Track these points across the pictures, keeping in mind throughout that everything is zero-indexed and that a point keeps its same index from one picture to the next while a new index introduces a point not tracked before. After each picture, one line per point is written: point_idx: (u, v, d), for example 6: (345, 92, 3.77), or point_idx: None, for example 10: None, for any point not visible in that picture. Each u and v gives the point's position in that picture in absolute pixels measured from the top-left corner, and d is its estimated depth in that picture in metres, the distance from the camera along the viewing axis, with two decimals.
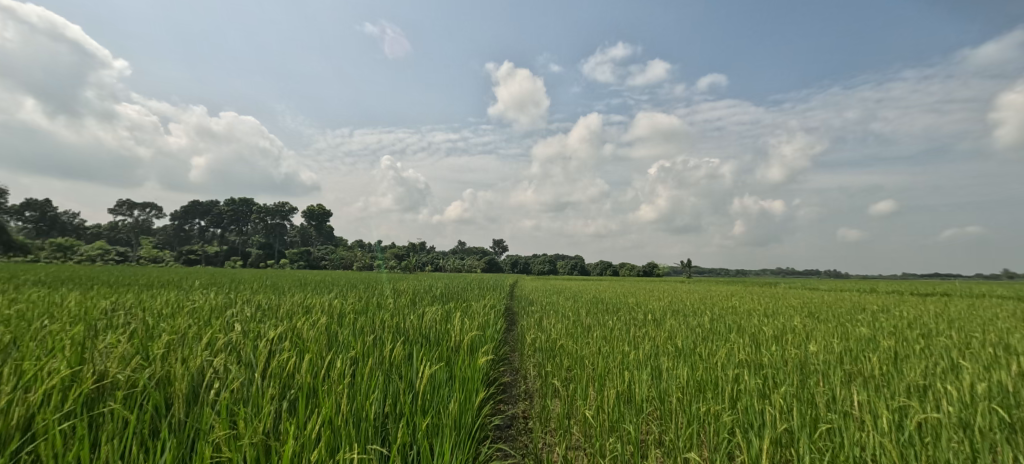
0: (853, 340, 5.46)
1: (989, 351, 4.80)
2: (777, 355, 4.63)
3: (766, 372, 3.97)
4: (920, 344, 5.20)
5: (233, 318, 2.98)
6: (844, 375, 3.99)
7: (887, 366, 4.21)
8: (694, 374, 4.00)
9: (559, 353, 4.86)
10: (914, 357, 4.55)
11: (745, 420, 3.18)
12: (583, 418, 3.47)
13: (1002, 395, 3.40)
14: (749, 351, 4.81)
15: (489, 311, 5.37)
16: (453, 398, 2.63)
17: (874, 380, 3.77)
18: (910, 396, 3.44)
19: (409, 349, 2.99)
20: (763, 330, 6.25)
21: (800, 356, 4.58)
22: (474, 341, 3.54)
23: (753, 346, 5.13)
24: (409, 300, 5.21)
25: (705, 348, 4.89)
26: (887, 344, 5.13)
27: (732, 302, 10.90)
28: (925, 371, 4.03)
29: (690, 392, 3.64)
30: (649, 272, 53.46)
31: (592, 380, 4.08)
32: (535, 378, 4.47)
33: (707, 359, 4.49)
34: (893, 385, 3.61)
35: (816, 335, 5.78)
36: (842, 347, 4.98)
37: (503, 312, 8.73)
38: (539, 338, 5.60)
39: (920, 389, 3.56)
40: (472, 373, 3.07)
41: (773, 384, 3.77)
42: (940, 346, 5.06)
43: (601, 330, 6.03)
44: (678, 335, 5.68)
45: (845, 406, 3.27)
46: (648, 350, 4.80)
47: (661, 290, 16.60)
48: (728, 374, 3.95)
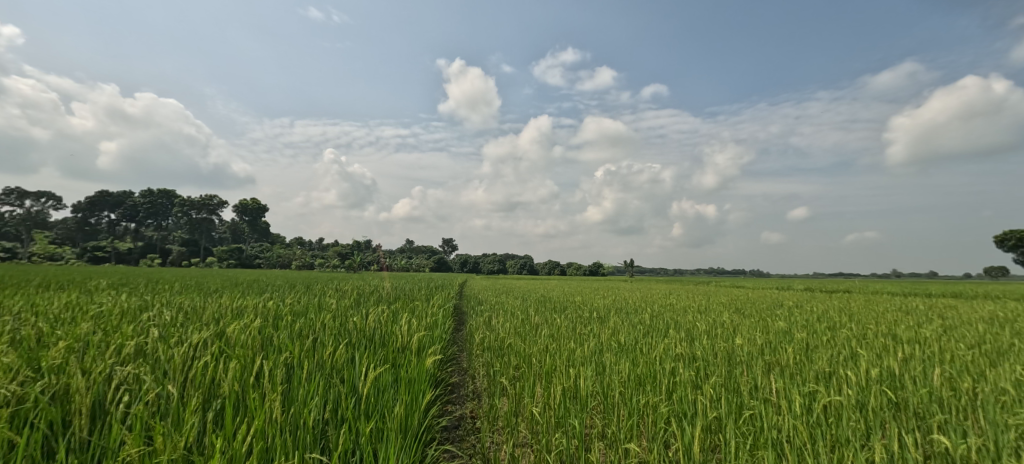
0: (774, 333, 5.78)
1: (883, 340, 5.22)
2: (707, 347, 4.83)
3: (699, 365, 4.11)
4: (827, 335, 5.59)
5: (148, 323, 2.71)
6: (765, 365, 4.20)
7: (800, 355, 4.49)
8: (635, 368, 4.08)
9: (506, 352, 4.84)
10: (822, 347, 4.89)
11: (680, 410, 3.27)
12: (529, 415, 3.46)
13: (890, 378, 3.69)
14: (684, 345, 4.99)
15: (436, 311, 5.26)
16: (399, 401, 2.54)
17: (789, 368, 4.00)
18: (818, 381, 3.68)
19: (351, 350, 2.86)
20: (697, 325, 6.49)
21: (727, 348, 4.81)
22: (421, 341, 3.45)
23: (687, 340, 5.31)
24: (352, 300, 4.99)
25: (645, 344, 5.02)
26: (800, 335, 5.47)
27: (670, 300, 11.28)
28: (830, 359, 4.32)
29: (631, 385, 3.71)
30: (594, 272, 54.74)
31: (538, 377, 4.08)
32: (483, 376, 4.42)
33: (647, 354, 4.61)
34: (805, 373, 3.85)
35: (741, 329, 6.08)
36: (763, 340, 5.26)
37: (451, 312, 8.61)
38: (488, 337, 5.55)
39: (826, 376, 3.82)
40: (418, 373, 2.98)
41: (704, 375, 3.91)
42: (844, 336, 5.46)
43: (548, 328, 6.05)
44: (620, 332, 5.80)
45: (765, 393, 3.44)
46: (592, 347, 4.87)
47: (604, 290, 16.89)
48: (665, 367, 4.06)
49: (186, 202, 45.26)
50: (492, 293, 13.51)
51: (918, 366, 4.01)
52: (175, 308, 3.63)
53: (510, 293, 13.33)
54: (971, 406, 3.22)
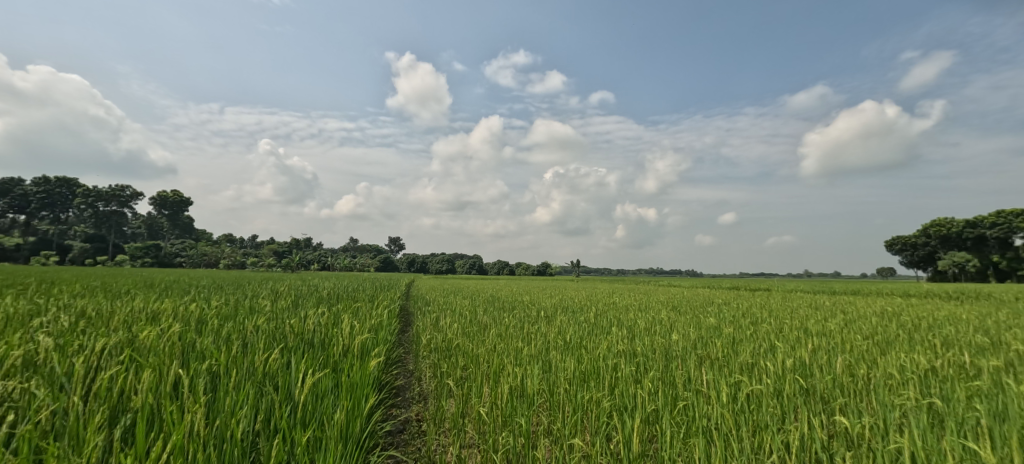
0: (705, 328, 6.03)
1: (797, 333, 5.58)
2: (645, 344, 4.96)
3: (639, 361, 4.20)
4: (750, 329, 5.91)
5: (41, 331, 2.42)
6: (697, 358, 4.36)
7: (727, 348, 4.71)
8: (580, 365, 4.11)
9: (454, 352, 4.74)
10: (745, 340, 5.15)
11: (621, 404, 3.31)
12: (476, 416, 3.40)
13: (802, 367, 3.94)
14: (626, 342, 5.09)
15: (380, 311, 5.08)
16: (339, 407, 2.41)
17: (718, 361, 4.18)
18: (743, 372, 3.86)
19: (286, 355, 2.68)
20: (637, 323, 6.67)
21: (664, 344, 4.95)
22: (365, 343, 3.31)
23: (628, 337, 5.43)
24: (289, 302, 4.71)
25: (590, 341, 5.08)
26: (727, 330, 5.75)
27: (612, 299, 11.55)
28: (753, 351, 4.57)
29: (576, 382, 3.72)
30: (542, 272, 55.38)
31: (486, 377, 4.02)
32: (429, 378, 4.31)
33: (591, 351, 4.67)
34: (731, 365, 4.03)
35: (677, 326, 6.30)
36: (695, 335, 5.48)
37: (397, 313, 8.39)
38: (435, 338, 5.43)
39: (750, 367, 4.03)
40: (360, 377, 2.84)
41: (644, 370, 4.00)
42: (765, 330, 5.79)
43: (496, 328, 6.01)
44: (566, 331, 5.85)
45: (697, 385, 3.56)
46: (538, 345, 4.88)
47: (549, 290, 17.05)
48: (607, 364, 4.11)
49: (97, 194, 41.71)
50: (440, 293, 13.32)
51: (824, 355, 4.31)
52: (79, 313, 3.27)
53: (460, 293, 13.21)
54: (865, 389, 3.50)
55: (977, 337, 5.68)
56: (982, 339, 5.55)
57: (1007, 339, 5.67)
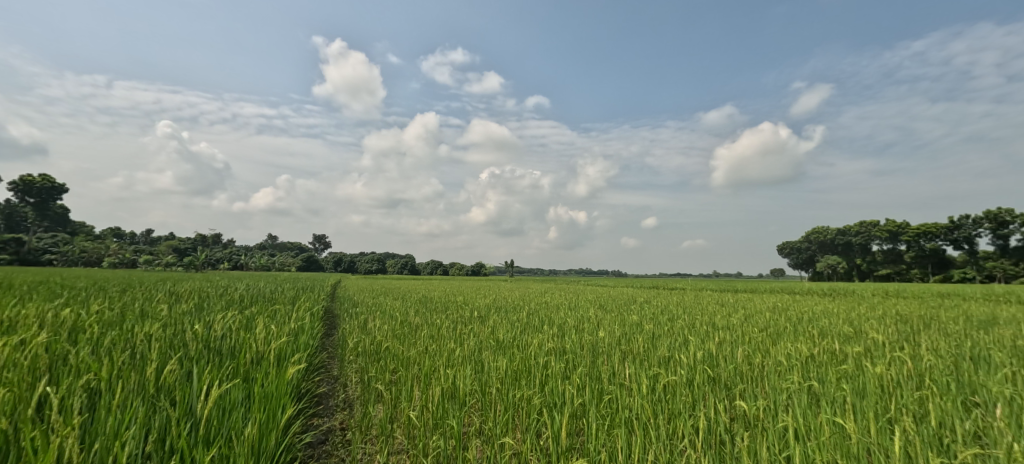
0: (628, 326, 6.22)
1: (706, 328, 5.91)
2: (574, 341, 5.01)
3: (568, 357, 4.23)
4: (668, 325, 6.19)
5: None
6: (620, 353, 4.48)
7: (648, 343, 4.87)
8: (512, 364, 4.06)
9: (383, 356, 4.52)
10: (664, 336, 5.37)
11: (551, 401, 3.29)
12: (406, 420, 3.24)
13: (711, 359, 4.16)
14: (555, 340, 5.13)
15: (301, 314, 4.75)
16: (250, 420, 2.18)
17: (638, 355, 4.31)
18: (661, 365, 4.01)
19: (187, 364, 2.40)
20: (568, 321, 6.75)
21: (591, 341, 5.02)
22: (282, 349, 3.05)
23: (559, 335, 5.48)
24: (191, 306, 4.27)
25: (520, 340, 5.07)
26: (647, 326, 5.98)
27: (543, 298, 11.66)
28: (670, 345, 4.77)
29: (507, 381, 3.66)
30: (475, 272, 55.29)
31: (417, 380, 3.86)
32: (355, 384, 4.07)
33: (523, 350, 4.64)
34: (651, 359, 4.18)
35: (603, 323, 6.45)
36: (618, 332, 5.64)
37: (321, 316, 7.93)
38: (363, 341, 5.17)
39: (666, 360, 4.19)
40: (277, 386, 2.60)
41: (572, 367, 4.03)
42: (680, 326, 6.07)
43: (428, 329, 5.84)
44: (500, 330, 5.79)
45: (621, 379, 3.63)
46: (471, 346, 4.77)
47: (479, 290, 16.96)
48: (539, 362, 4.08)
49: None
50: (367, 294, 12.81)
51: (728, 348, 4.60)
52: None
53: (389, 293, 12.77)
54: (760, 375, 3.76)
55: (844, 327, 6.38)
56: (847, 328, 6.24)
57: (866, 327, 6.44)
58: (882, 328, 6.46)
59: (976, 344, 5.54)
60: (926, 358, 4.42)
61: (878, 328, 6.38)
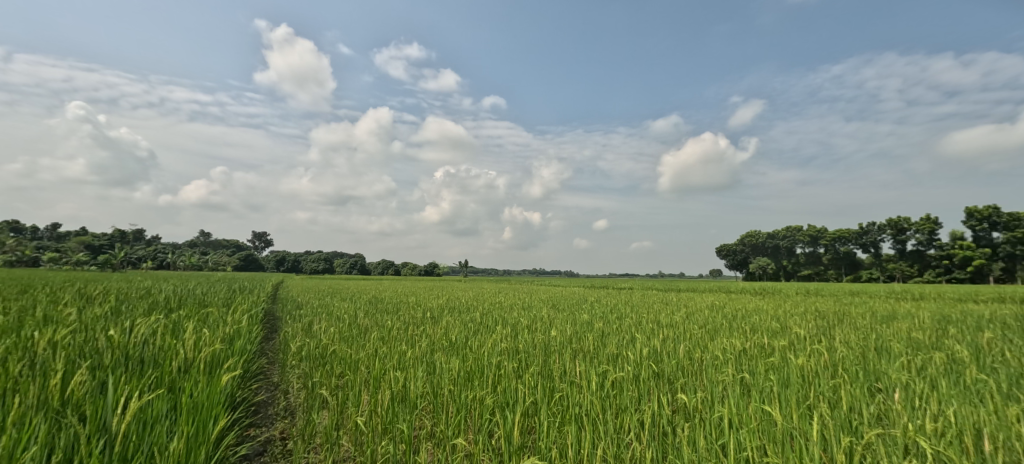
0: (579, 324, 6.26)
1: (652, 325, 6.04)
2: (527, 340, 4.96)
3: (521, 356, 4.18)
4: (617, 324, 6.26)
5: None
6: (571, 352, 4.47)
7: (598, 341, 4.90)
8: (464, 364, 3.95)
9: (328, 360, 4.30)
10: (613, 334, 5.43)
11: (503, 400, 3.22)
12: (353, 426, 3.07)
13: (656, 356, 4.24)
14: (508, 339, 5.07)
15: (239, 318, 4.45)
16: (177, 434, 1.98)
17: (589, 353, 4.33)
18: (610, 362, 4.04)
19: (99, 375, 2.15)
20: (521, 321, 6.71)
21: (543, 340, 4.99)
22: (215, 355, 2.81)
23: (513, 335, 5.42)
24: (110, 310, 3.90)
25: (473, 340, 4.98)
26: (598, 324, 6.04)
27: (499, 299, 11.56)
28: (619, 343, 4.81)
29: (460, 382, 3.55)
30: (428, 272, 54.60)
31: (366, 385, 3.68)
32: (298, 391, 3.85)
33: (476, 350, 4.54)
34: (601, 356, 4.19)
35: (555, 322, 6.46)
36: (569, 330, 5.65)
37: (261, 320, 7.51)
38: (307, 345, 4.91)
39: (615, 357, 4.23)
40: (209, 396, 2.38)
41: (525, 366, 3.98)
42: (629, 324, 6.17)
43: (379, 331, 5.64)
44: (453, 331, 5.65)
45: (572, 377, 3.61)
46: (424, 347, 4.62)
47: (429, 289, 16.70)
48: (492, 362, 4.00)
49: None
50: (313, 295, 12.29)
51: (670, 344, 4.70)
52: None
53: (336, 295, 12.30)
54: (699, 369, 3.86)
55: (771, 323, 6.73)
56: (774, 323, 6.58)
57: (790, 323, 6.83)
58: (803, 323, 6.87)
59: (880, 336, 6.01)
60: (838, 349, 4.73)
61: (800, 323, 6.79)
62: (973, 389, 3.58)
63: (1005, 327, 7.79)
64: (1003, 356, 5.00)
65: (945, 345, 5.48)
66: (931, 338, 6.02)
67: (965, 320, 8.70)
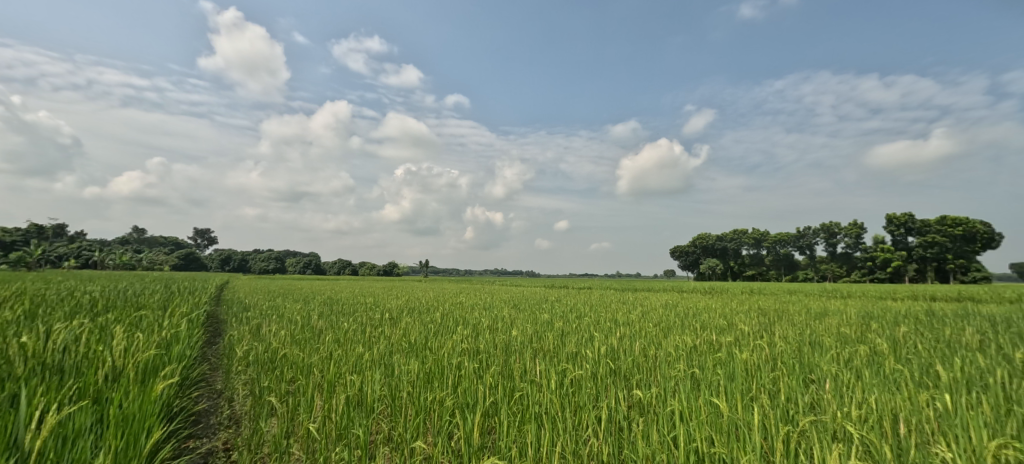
0: (540, 323, 6.26)
1: (610, 324, 6.10)
2: (488, 340, 4.90)
3: (481, 357, 4.11)
4: (576, 323, 6.29)
5: None
6: (532, 351, 4.43)
7: (557, 340, 4.89)
8: (423, 366, 3.84)
9: (279, 364, 4.09)
10: (571, 332, 5.44)
11: (463, 401, 3.14)
12: (306, 433, 2.91)
13: (613, 353, 4.26)
14: (468, 340, 4.99)
15: (178, 322, 4.17)
16: (103, 450, 1.80)
17: (550, 352, 4.31)
18: (569, 361, 4.02)
19: (11, 386, 1.94)
20: (480, 321, 6.64)
21: (505, 340, 4.93)
22: (151, 363, 2.61)
23: (473, 335, 5.34)
24: (27, 315, 3.55)
25: (433, 341, 4.87)
26: (559, 324, 6.03)
27: (461, 299, 11.39)
28: (579, 341, 4.81)
29: (419, 384, 3.45)
30: (386, 272, 53.70)
31: (318, 389, 3.51)
32: (245, 398, 3.64)
33: (436, 351, 4.43)
34: (560, 355, 4.18)
35: (517, 322, 6.43)
36: (529, 330, 5.62)
37: (205, 324, 7.10)
38: (256, 350, 4.66)
39: (574, 355, 4.22)
40: (143, 407, 2.20)
41: (485, 366, 3.91)
42: (588, 323, 6.22)
43: (334, 333, 5.44)
44: (413, 332, 5.51)
45: (532, 376, 3.58)
46: (382, 349, 4.47)
47: (387, 290, 16.36)
48: (452, 362, 3.91)
49: None
50: (265, 296, 11.73)
51: (627, 342, 4.75)
52: None
53: (290, 296, 11.82)
54: (653, 366, 3.89)
55: (720, 320, 6.94)
56: (722, 321, 6.78)
57: (736, 320, 7.07)
58: (748, 320, 7.12)
59: (814, 331, 6.31)
60: (777, 344, 4.92)
61: (744, 320, 7.04)
62: (891, 377, 3.78)
63: (920, 322, 8.40)
64: (917, 347, 5.35)
65: (869, 338, 5.81)
66: (857, 333, 6.36)
67: (883, 315, 9.33)
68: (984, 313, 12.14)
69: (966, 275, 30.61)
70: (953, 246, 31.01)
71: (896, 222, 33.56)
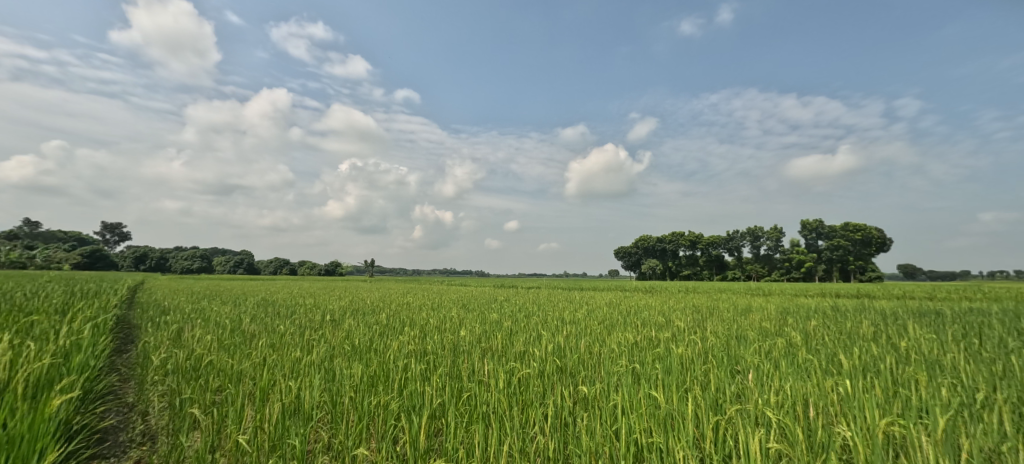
0: (489, 323, 7.07)
1: (555, 322, 7.03)
2: (436, 341, 5.66)
3: (427, 359, 4.85)
4: (524, 321, 7.17)
5: None
6: (480, 351, 5.24)
7: (505, 340, 5.72)
8: (367, 369, 4.53)
9: (203, 374, 4.61)
10: (519, 332, 6.25)
11: (409, 405, 3.81)
12: (234, 446, 3.36)
13: (558, 351, 5.16)
14: (416, 341, 5.70)
15: (90, 337, 4.59)
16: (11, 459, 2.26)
17: (498, 352, 5.13)
18: (517, 358, 4.89)
19: None
20: (428, 321, 7.41)
21: (453, 340, 5.71)
22: (31, 382, 3.03)
23: (420, 336, 6.06)
24: None
25: (376, 343, 5.57)
26: (508, 323, 6.86)
27: (406, 298, 12.07)
28: (527, 340, 5.65)
29: (362, 388, 4.10)
30: (331, 271, 52.85)
31: (246, 397, 4.03)
32: (160, 412, 4.09)
33: (380, 354, 5.12)
34: (509, 354, 5.03)
35: (465, 322, 7.21)
36: (480, 329, 6.43)
37: (114, 330, 7.33)
38: (174, 358, 5.10)
39: (523, 354, 5.08)
40: (49, 424, 2.63)
41: (431, 367, 4.65)
42: (535, 322, 7.07)
43: (269, 336, 6.06)
44: (356, 334, 6.18)
45: (480, 376, 4.37)
46: (324, 353, 5.11)
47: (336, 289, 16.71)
48: (397, 365, 4.64)
49: None
50: (185, 298, 11.85)
51: (572, 340, 5.65)
52: None
53: (219, 298, 11.94)
54: (597, 362, 4.82)
55: (658, 317, 8.03)
56: (660, 318, 7.87)
57: (673, 317, 8.19)
58: (685, 317, 8.33)
59: (741, 326, 7.50)
60: (708, 339, 5.98)
61: (680, 317, 8.17)
62: (802, 366, 4.83)
63: (828, 316, 9.90)
64: (825, 339, 6.58)
65: (787, 332, 7.03)
66: (776, 327, 7.61)
67: (799, 311, 10.82)
68: (868, 307, 14.09)
69: (864, 274, 34.49)
70: (852, 248, 35.14)
71: (809, 228, 36.95)
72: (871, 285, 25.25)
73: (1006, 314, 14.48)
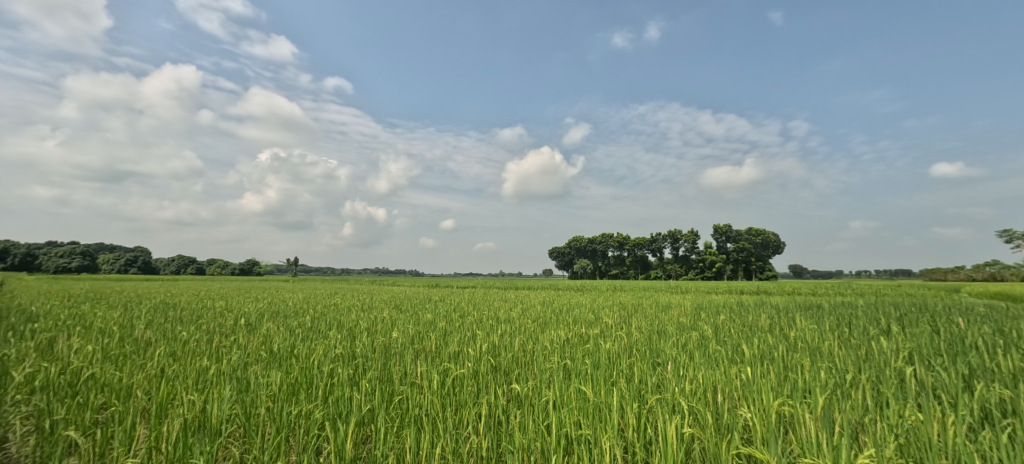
0: (423, 323, 8.12)
1: (491, 321, 8.18)
2: (367, 344, 6.57)
3: (355, 363, 5.66)
4: (459, 321, 8.30)
5: None
6: (413, 352, 6.29)
7: (438, 341, 6.78)
8: (287, 377, 4.89)
9: (84, 389, 4.23)
10: (453, 332, 7.35)
11: (334, 413, 4.20)
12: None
13: (490, 349, 6.34)
14: (344, 344, 6.61)
15: None
16: None
17: (432, 353, 6.19)
18: (450, 358, 5.99)
19: None
20: (360, 322, 8.38)
21: (386, 342, 6.73)
22: None
23: (345, 339, 6.94)
24: None
25: (297, 348, 6.32)
26: (443, 324, 7.93)
27: (331, 300, 12.82)
28: (460, 340, 6.77)
29: (284, 397, 4.42)
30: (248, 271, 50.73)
31: (141, 414, 3.75)
32: (26, 435, 3.58)
33: (304, 359, 5.80)
34: (443, 354, 6.11)
35: (396, 323, 8.16)
36: (413, 330, 7.45)
37: None
38: (45, 374, 4.60)
39: (455, 354, 6.17)
40: None
41: (359, 370, 5.45)
42: (468, 322, 8.15)
43: (172, 343, 6.54)
44: (273, 339, 6.94)
45: (411, 378, 5.30)
46: (239, 358, 5.72)
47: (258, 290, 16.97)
48: (321, 370, 5.16)
49: None
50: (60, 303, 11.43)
51: (507, 339, 6.85)
52: None
53: (106, 302, 11.45)
54: (527, 361, 5.95)
55: (587, 314, 9.46)
56: (591, 315, 9.26)
57: (602, 314, 9.63)
58: (612, 314, 9.76)
59: (661, 321, 9.05)
60: (633, 334, 7.37)
61: (608, 314, 9.69)
62: (713, 356, 6.17)
63: (735, 311, 11.74)
64: (731, 330, 8.19)
65: (700, 326, 8.56)
66: (690, 321, 9.28)
67: (708, 306, 12.75)
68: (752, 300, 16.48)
69: (763, 273, 39.01)
70: (755, 249, 39.57)
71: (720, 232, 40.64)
72: (769, 282, 28.67)
73: (868, 305, 17.43)
